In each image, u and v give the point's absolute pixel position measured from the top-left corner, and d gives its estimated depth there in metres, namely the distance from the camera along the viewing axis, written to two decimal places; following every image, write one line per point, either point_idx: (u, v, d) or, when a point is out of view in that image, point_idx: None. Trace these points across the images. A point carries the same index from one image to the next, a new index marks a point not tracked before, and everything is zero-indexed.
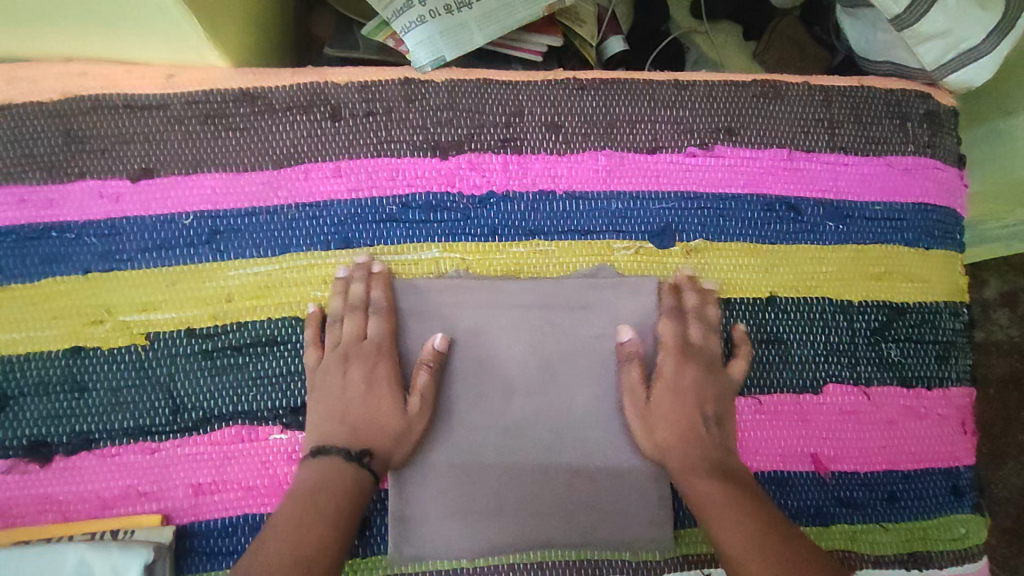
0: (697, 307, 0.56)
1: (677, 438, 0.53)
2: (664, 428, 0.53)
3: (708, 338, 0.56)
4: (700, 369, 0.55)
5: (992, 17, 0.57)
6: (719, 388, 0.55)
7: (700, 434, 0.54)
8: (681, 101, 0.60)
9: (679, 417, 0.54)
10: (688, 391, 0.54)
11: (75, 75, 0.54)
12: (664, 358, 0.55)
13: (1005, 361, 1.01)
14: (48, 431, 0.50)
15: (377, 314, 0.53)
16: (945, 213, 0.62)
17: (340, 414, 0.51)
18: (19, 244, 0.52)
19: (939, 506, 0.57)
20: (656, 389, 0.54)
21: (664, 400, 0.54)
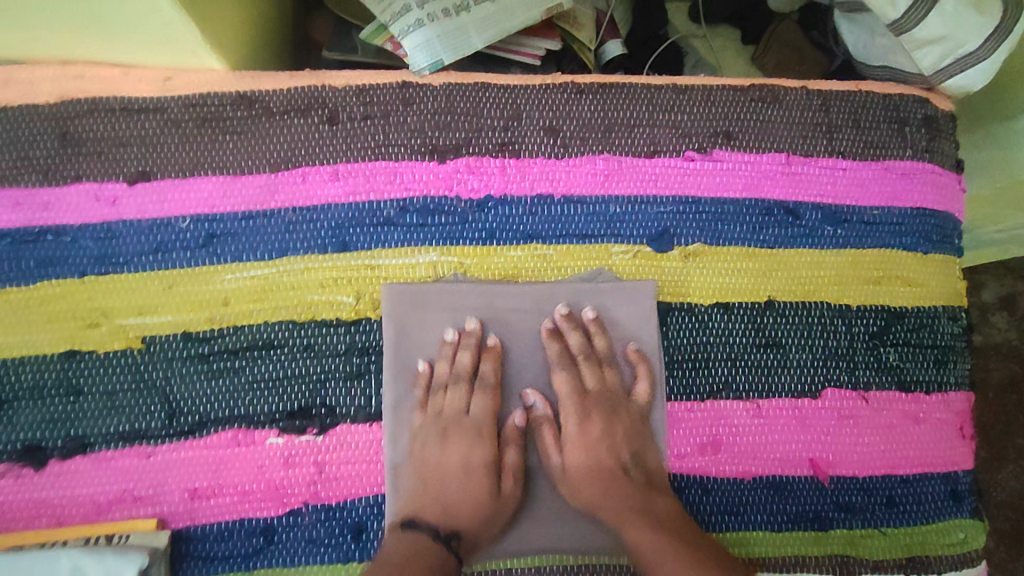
0: (583, 349, 0.56)
1: (600, 491, 0.53)
2: (580, 480, 0.53)
3: (606, 378, 0.57)
4: (600, 413, 0.55)
5: (988, 22, 0.57)
6: (624, 425, 0.55)
7: (617, 481, 0.53)
8: (679, 104, 0.60)
9: (597, 467, 0.54)
10: (596, 437, 0.55)
11: (72, 77, 0.54)
12: (565, 413, 0.55)
13: (1004, 365, 1.01)
14: (42, 435, 0.49)
15: (462, 384, 0.55)
16: (943, 217, 0.62)
17: (434, 488, 0.52)
18: (15, 247, 0.51)
19: (938, 511, 0.57)
20: (566, 442, 0.55)
21: (576, 452, 0.54)
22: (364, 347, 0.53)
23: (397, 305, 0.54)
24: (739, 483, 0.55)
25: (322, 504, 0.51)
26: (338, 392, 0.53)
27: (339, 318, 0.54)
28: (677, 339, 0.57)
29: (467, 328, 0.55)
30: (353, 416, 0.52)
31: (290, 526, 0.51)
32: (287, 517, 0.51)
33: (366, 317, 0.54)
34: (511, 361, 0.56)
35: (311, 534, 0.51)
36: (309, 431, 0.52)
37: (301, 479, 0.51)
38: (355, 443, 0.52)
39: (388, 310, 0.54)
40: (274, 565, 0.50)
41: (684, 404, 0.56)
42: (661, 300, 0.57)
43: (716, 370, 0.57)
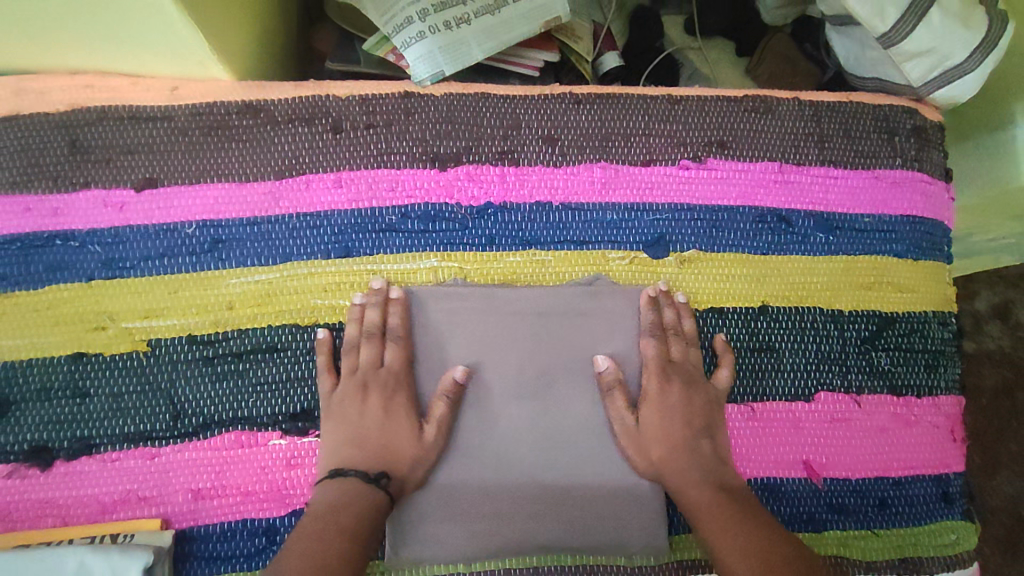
0: (674, 323, 0.57)
1: (668, 450, 0.54)
2: (654, 442, 0.54)
3: (690, 353, 0.57)
4: (682, 383, 0.56)
5: (976, 35, 0.59)
6: (701, 396, 0.56)
7: (693, 445, 0.54)
8: (674, 115, 0.61)
9: (668, 430, 0.55)
10: (675, 404, 0.55)
11: (81, 87, 0.55)
12: (646, 377, 0.56)
13: (999, 372, 1.03)
14: (49, 436, 0.50)
15: (393, 343, 0.54)
16: (933, 225, 0.63)
17: (358, 438, 0.52)
18: (24, 251, 0.52)
19: (930, 513, 0.58)
20: (644, 405, 0.55)
21: (652, 416, 0.55)
22: None
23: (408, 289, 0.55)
24: None
25: None
26: None
27: (343, 321, 0.55)
28: None
29: (371, 287, 0.55)
30: None
31: (292, 526, 0.51)
32: (290, 517, 0.51)
33: None
34: (427, 313, 0.55)
35: None
36: (312, 432, 0.53)
37: (304, 480, 0.52)
38: None
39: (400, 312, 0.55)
40: None
41: None
42: None
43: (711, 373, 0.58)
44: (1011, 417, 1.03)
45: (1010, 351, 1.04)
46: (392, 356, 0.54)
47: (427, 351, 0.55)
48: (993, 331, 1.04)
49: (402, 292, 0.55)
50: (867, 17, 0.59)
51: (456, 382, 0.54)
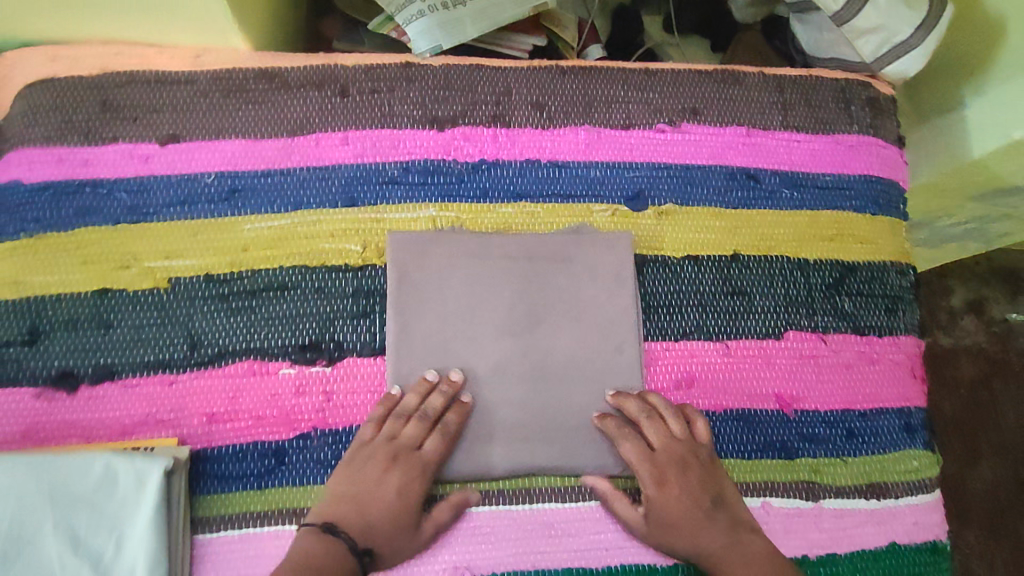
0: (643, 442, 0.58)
1: (693, 536, 0.55)
2: (672, 519, 0.55)
3: (671, 431, 0.57)
4: (675, 469, 0.57)
5: (918, 15, 0.66)
6: (690, 472, 0.57)
7: (708, 521, 0.55)
8: (650, 85, 0.68)
9: (683, 519, 0.55)
10: (677, 494, 0.56)
11: (112, 54, 0.61)
12: (643, 471, 0.57)
13: (976, 365, 1.19)
14: (74, 363, 0.54)
15: (397, 420, 0.55)
16: (889, 184, 0.69)
17: (360, 510, 0.53)
18: (56, 197, 0.57)
19: (894, 443, 0.63)
20: (648, 489, 0.56)
21: (668, 497, 0.56)
22: (370, 290, 0.59)
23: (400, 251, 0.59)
24: (711, 415, 0.61)
25: (330, 428, 0.56)
26: (345, 329, 0.58)
27: (348, 264, 0.59)
28: (653, 287, 0.63)
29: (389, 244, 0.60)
30: (359, 350, 0.58)
31: (300, 448, 0.55)
32: (298, 440, 0.56)
33: (372, 262, 0.60)
34: (414, 283, 0.58)
35: (319, 456, 0.56)
36: (319, 362, 0.57)
37: (311, 406, 0.56)
38: (360, 374, 0.57)
39: (393, 256, 0.59)
40: (284, 484, 0.55)
41: (660, 344, 0.62)
42: (638, 253, 0.64)
43: (688, 314, 0.63)
44: (986, 404, 1.17)
45: (983, 345, 1.20)
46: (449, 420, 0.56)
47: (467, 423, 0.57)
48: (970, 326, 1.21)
49: (394, 267, 0.59)
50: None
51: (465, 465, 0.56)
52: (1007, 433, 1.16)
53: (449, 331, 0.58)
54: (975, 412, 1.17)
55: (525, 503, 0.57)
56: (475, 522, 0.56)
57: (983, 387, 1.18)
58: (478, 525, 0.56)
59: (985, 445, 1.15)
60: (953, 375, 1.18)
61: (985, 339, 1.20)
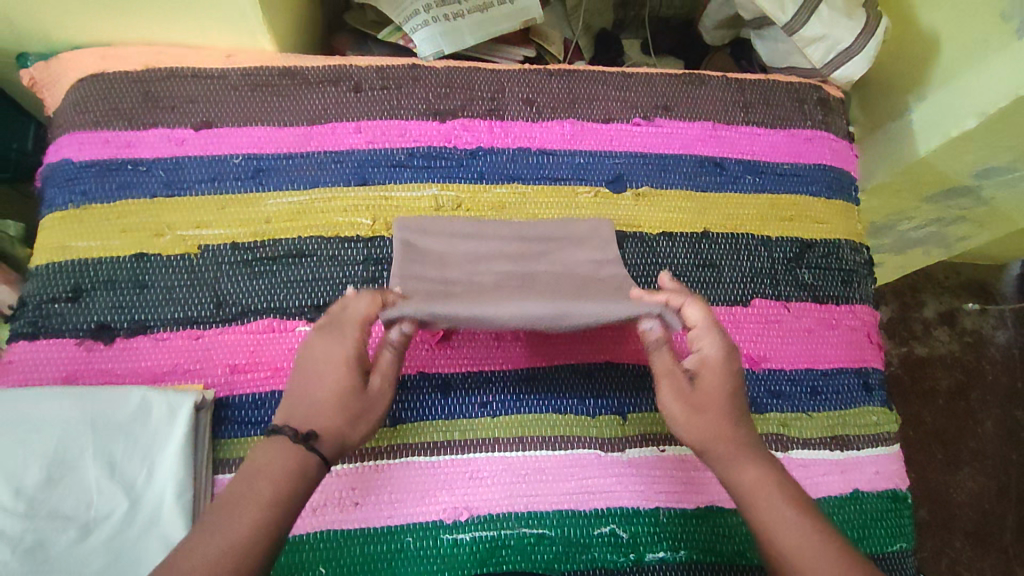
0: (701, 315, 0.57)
1: (725, 424, 0.54)
2: (713, 403, 0.54)
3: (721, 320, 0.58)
4: (728, 348, 0.56)
5: (858, 24, 0.75)
6: (739, 371, 0.56)
7: (738, 410, 0.55)
8: (627, 86, 0.77)
9: (718, 399, 0.54)
10: (732, 369, 0.56)
11: (155, 54, 0.69)
12: (704, 339, 0.56)
13: (950, 374, 1.26)
14: (111, 318, 0.60)
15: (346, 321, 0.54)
16: (840, 172, 0.78)
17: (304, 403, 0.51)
18: (101, 172, 0.64)
19: (853, 399, 0.69)
20: (703, 371, 0.56)
21: (712, 380, 0.55)
22: (379, 258, 0.66)
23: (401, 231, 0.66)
24: None
25: None
26: None
27: (359, 235, 0.66)
28: (632, 259, 0.70)
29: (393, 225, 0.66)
30: None
31: None
32: None
33: (381, 234, 0.67)
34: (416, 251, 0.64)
35: None
36: None
37: None
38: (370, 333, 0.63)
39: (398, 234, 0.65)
40: None
41: None
42: (619, 230, 0.71)
43: None
44: (963, 411, 1.24)
45: (957, 354, 1.28)
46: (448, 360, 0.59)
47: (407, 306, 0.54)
48: (944, 337, 1.29)
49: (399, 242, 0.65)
50: (772, 11, 0.77)
51: (404, 334, 0.54)
52: (985, 439, 1.22)
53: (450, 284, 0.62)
54: (955, 418, 1.23)
55: (519, 451, 0.62)
56: (472, 466, 0.61)
57: (959, 394, 1.25)
58: (470, 471, 0.61)
59: (965, 450, 1.21)
60: (931, 383, 1.25)
61: (959, 348, 1.28)
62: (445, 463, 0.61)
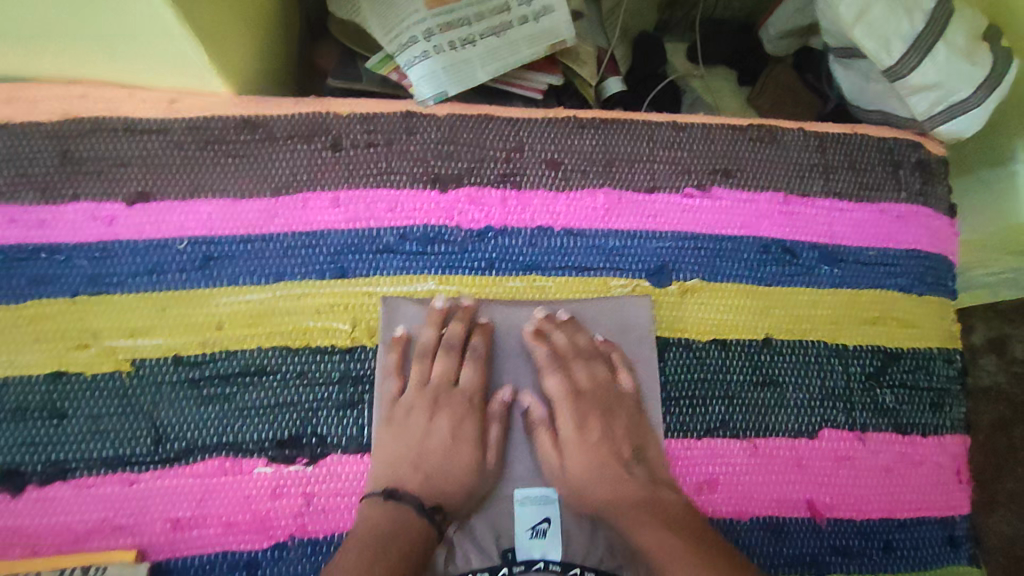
0: (568, 346, 0.56)
1: (608, 489, 0.53)
2: (578, 474, 0.53)
3: (596, 374, 0.56)
4: (596, 411, 0.55)
5: (981, 71, 0.59)
6: (629, 427, 0.55)
7: (626, 474, 0.53)
8: (679, 142, 0.61)
9: (595, 470, 0.53)
10: (596, 439, 0.54)
11: (76, 97, 0.54)
12: (563, 414, 0.55)
13: None
14: (21, 459, 0.48)
15: (472, 362, 0.55)
16: (937, 260, 0.62)
17: (415, 460, 0.52)
18: (7, 263, 0.51)
19: (935, 557, 0.56)
20: (565, 446, 0.54)
21: (574, 455, 0.53)
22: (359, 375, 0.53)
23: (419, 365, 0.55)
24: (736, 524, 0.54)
25: (309, 537, 0.49)
26: (330, 422, 0.52)
27: (335, 345, 0.53)
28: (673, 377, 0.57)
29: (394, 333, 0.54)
30: (345, 446, 0.51)
31: (275, 560, 0.49)
32: (273, 550, 0.49)
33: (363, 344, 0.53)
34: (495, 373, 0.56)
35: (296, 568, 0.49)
36: (300, 460, 0.50)
37: (289, 511, 0.50)
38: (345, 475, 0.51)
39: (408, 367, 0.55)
40: None
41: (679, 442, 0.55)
42: (658, 336, 0.57)
43: (715, 408, 0.56)
44: None
45: None
46: (491, 441, 0.54)
47: (508, 338, 0.56)
48: None
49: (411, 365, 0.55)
50: (872, 50, 0.59)
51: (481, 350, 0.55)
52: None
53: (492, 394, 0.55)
54: (994, 455, 0.96)
55: None
56: None
57: (1003, 429, 0.98)
58: (466, 550, 0.51)
59: (1002, 490, 0.96)
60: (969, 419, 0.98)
61: (1005, 380, 0.99)
62: (437, 541, 0.51)
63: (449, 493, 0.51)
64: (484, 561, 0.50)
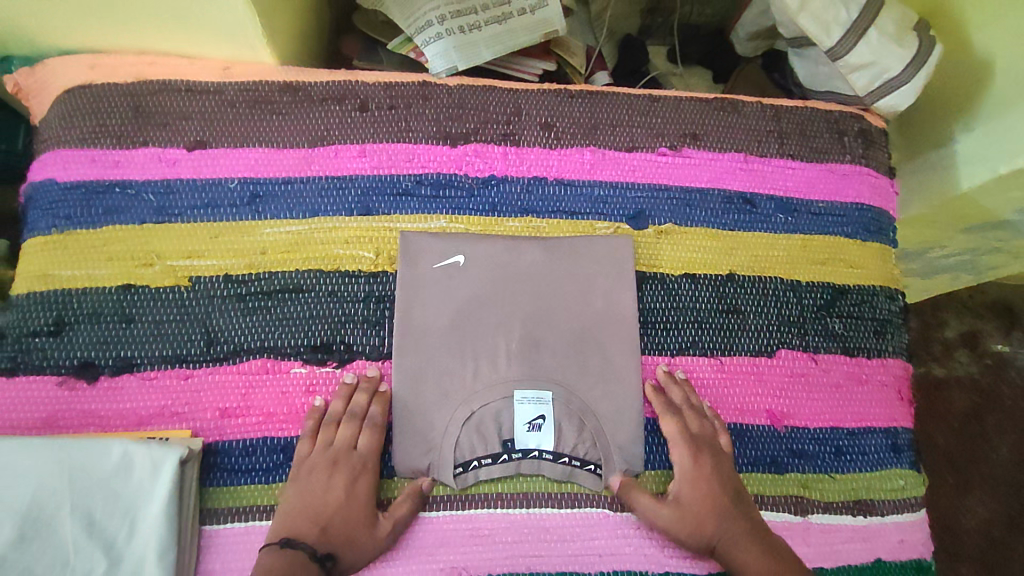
0: (684, 401, 0.62)
1: (715, 522, 0.58)
2: (693, 508, 0.58)
3: (706, 425, 0.62)
4: (708, 449, 0.60)
5: (907, 52, 0.70)
6: (717, 469, 0.60)
7: (730, 508, 0.59)
8: (654, 110, 0.71)
9: (707, 502, 0.59)
10: (709, 470, 0.60)
11: (146, 64, 0.64)
12: (677, 454, 0.61)
13: None
14: (96, 354, 0.57)
15: (371, 428, 0.58)
16: (879, 212, 0.72)
17: (316, 517, 0.54)
18: (86, 196, 0.60)
19: (879, 461, 0.65)
20: (679, 480, 0.60)
21: (687, 488, 0.59)
22: (381, 295, 0.62)
23: (410, 269, 0.62)
24: None
25: None
26: (356, 332, 0.61)
27: (361, 270, 0.62)
28: (650, 304, 0.65)
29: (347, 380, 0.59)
30: (368, 353, 0.60)
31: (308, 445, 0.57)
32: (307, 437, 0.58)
33: (384, 270, 0.62)
34: (448, 273, 0.62)
35: None
36: (330, 362, 0.60)
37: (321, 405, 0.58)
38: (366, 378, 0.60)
39: (404, 270, 0.62)
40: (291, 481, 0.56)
41: (662, 358, 0.64)
42: (637, 269, 0.66)
43: (686, 330, 0.65)
44: None
45: None
46: (443, 324, 0.61)
47: (474, 249, 0.64)
48: None
49: (400, 282, 0.62)
50: (816, 33, 0.70)
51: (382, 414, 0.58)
52: (999, 466, 1.07)
53: (471, 296, 0.62)
54: (968, 441, 1.08)
55: (523, 507, 0.59)
56: (473, 523, 0.58)
57: (976, 419, 1.10)
58: (470, 441, 0.59)
59: (977, 475, 1.07)
60: (943, 404, 1.10)
61: (977, 371, 1.11)
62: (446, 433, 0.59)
63: (455, 394, 0.60)
64: (488, 448, 0.59)
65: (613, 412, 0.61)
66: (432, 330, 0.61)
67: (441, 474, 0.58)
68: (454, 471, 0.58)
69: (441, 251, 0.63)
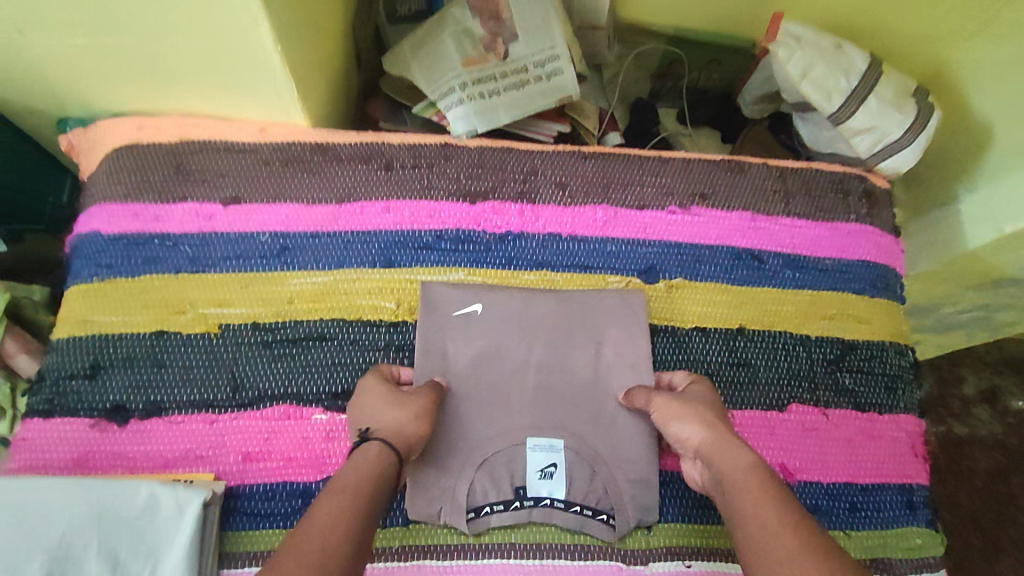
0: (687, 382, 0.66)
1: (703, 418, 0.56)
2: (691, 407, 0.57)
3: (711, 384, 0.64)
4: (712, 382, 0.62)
5: (907, 117, 0.74)
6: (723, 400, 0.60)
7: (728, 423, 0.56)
8: (663, 171, 0.74)
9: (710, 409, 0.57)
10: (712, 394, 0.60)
11: (189, 125, 0.69)
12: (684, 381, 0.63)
13: None
14: (127, 398, 0.59)
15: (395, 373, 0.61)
16: (885, 269, 0.74)
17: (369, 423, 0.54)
18: (128, 247, 0.64)
19: (895, 519, 0.65)
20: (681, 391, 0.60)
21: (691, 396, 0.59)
22: (400, 344, 0.64)
23: (430, 315, 0.64)
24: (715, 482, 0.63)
25: None
26: None
27: (382, 319, 0.65)
28: (660, 358, 0.67)
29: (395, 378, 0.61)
30: None
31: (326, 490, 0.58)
32: (324, 482, 0.58)
33: (405, 319, 0.65)
34: (467, 321, 0.65)
35: None
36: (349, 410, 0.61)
37: (339, 451, 0.59)
38: None
39: (423, 317, 0.64)
40: None
41: None
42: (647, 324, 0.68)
43: None
44: None
45: None
46: (458, 370, 0.63)
47: (491, 299, 0.66)
48: None
49: (423, 312, 0.65)
50: (817, 99, 0.75)
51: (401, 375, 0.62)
52: None
53: (487, 341, 0.65)
54: (994, 503, 1.05)
55: (536, 559, 0.59)
56: (486, 574, 0.58)
57: (1000, 479, 1.07)
58: (483, 487, 0.60)
59: (1007, 541, 1.03)
60: (966, 463, 1.08)
61: (999, 430, 1.10)
62: (461, 478, 0.59)
63: (469, 439, 0.61)
64: (500, 494, 0.60)
65: (623, 460, 0.62)
66: (452, 373, 0.63)
67: (455, 521, 0.59)
68: (466, 517, 0.59)
69: (459, 299, 0.66)
